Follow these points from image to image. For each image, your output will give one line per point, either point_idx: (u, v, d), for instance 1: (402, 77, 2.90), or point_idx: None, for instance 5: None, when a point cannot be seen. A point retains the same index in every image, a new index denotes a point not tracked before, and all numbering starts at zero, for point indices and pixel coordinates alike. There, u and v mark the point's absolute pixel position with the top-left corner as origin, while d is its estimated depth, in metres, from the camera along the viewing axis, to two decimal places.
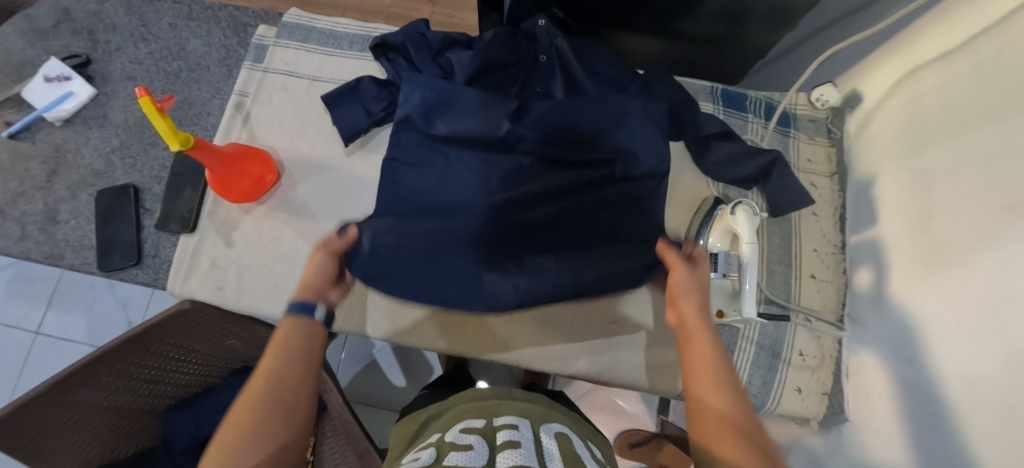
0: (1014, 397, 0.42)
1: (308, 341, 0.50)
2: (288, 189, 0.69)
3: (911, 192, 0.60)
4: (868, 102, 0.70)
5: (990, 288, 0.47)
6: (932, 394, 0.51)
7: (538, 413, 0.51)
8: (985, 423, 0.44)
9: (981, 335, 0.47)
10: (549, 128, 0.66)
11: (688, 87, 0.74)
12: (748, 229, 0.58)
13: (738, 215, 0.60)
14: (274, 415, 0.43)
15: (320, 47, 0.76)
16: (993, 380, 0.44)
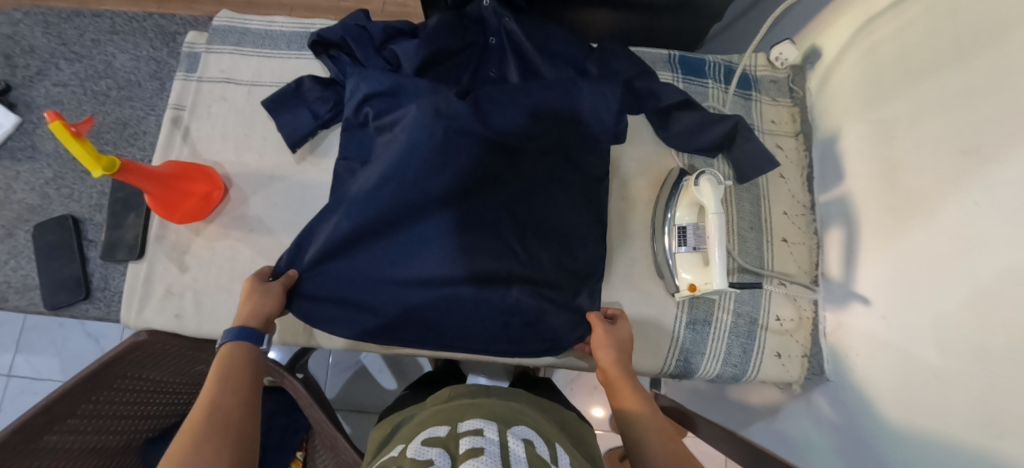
0: (989, 342, 0.42)
1: (246, 361, 0.55)
2: (238, 204, 0.66)
3: (875, 146, 0.59)
4: (826, 57, 0.69)
5: (957, 235, 0.47)
6: (910, 349, 0.51)
7: (507, 412, 0.49)
8: (966, 370, 0.44)
9: (951, 283, 0.47)
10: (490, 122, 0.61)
11: (644, 57, 0.72)
12: (713, 199, 0.57)
13: (703, 186, 0.58)
14: (216, 434, 0.46)
15: (256, 49, 0.72)
16: (970, 330, 0.44)
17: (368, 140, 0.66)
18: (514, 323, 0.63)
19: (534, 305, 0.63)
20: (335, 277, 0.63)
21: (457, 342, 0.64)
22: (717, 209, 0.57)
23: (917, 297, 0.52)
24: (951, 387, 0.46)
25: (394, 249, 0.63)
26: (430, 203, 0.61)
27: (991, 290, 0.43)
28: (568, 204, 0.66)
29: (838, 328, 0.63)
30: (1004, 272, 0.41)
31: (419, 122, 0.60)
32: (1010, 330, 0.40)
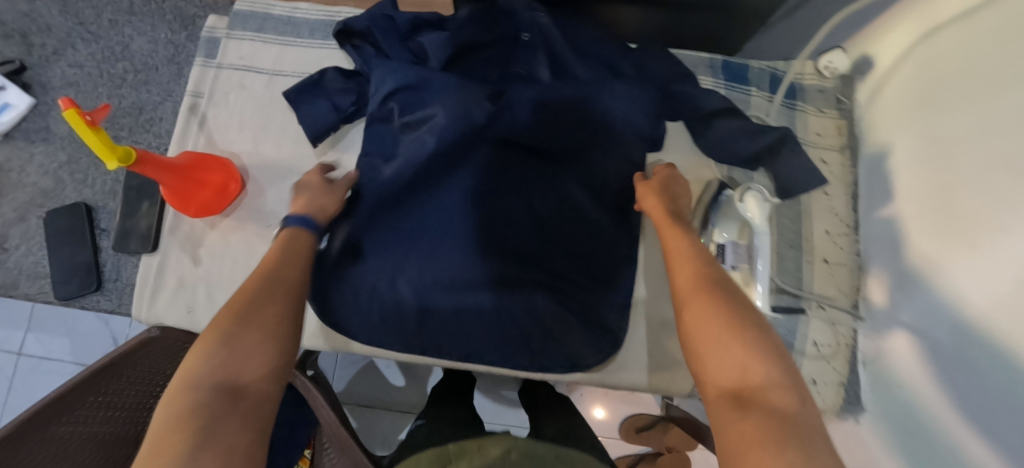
0: None
1: (305, 247, 0.51)
2: (255, 197, 0.64)
3: (931, 166, 0.56)
4: (880, 68, 0.65)
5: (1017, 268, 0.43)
6: (950, 383, 0.48)
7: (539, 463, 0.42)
8: (1011, 416, 0.41)
9: (1004, 319, 0.44)
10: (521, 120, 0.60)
11: (685, 60, 0.68)
12: (760, 216, 0.54)
13: (748, 202, 0.55)
14: (267, 297, 0.43)
15: (278, 37, 0.69)
16: (1011, 371, 0.41)
17: (387, 136, 0.63)
18: (539, 333, 0.60)
19: (560, 313, 0.60)
20: (361, 276, 0.60)
21: (474, 354, 0.62)
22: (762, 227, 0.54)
23: (965, 332, 0.48)
24: (988, 428, 0.43)
25: (412, 258, 0.60)
26: (456, 212, 0.59)
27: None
28: (599, 218, 0.63)
29: (879, 356, 0.59)
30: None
31: (450, 126, 0.59)
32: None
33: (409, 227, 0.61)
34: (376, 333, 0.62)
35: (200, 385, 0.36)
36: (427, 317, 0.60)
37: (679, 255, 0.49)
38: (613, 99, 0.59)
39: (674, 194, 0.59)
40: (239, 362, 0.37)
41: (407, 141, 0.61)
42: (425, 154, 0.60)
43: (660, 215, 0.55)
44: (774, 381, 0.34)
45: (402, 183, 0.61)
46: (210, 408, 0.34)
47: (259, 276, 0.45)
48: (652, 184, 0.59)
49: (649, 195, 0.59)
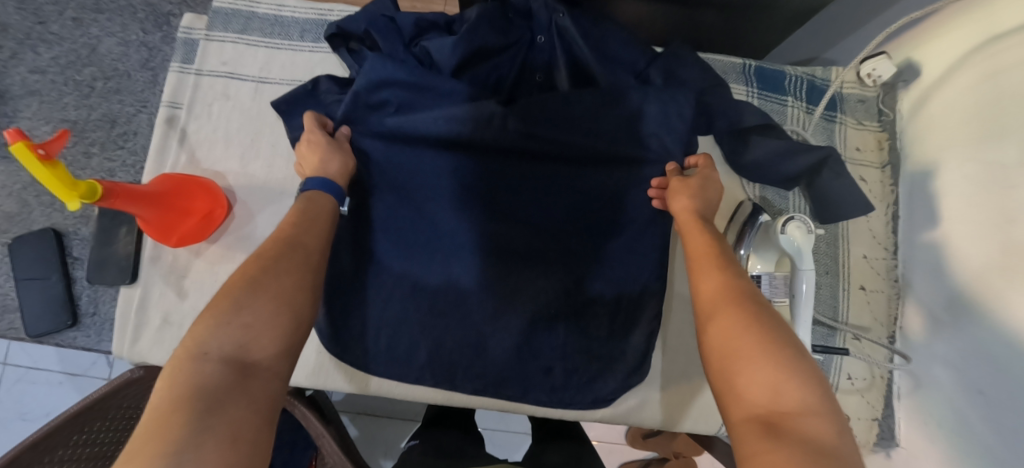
0: None
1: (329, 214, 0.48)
2: (243, 222, 0.58)
3: (986, 191, 0.51)
4: (927, 75, 0.60)
5: None
6: (991, 428, 0.45)
7: None
8: None
9: None
10: (539, 130, 0.55)
11: (715, 66, 0.62)
12: (802, 249, 0.49)
13: (790, 234, 0.50)
14: (287, 265, 0.40)
15: (264, 39, 0.61)
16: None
17: (392, 152, 0.57)
18: (565, 364, 0.56)
19: (585, 344, 0.56)
20: (378, 307, 0.56)
21: (490, 388, 0.55)
22: (807, 262, 0.49)
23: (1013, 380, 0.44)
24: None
25: (424, 284, 0.56)
26: (469, 236, 0.56)
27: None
28: (630, 241, 0.57)
29: (919, 392, 0.56)
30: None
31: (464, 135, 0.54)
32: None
33: (427, 253, 0.57)
34: (385, 367, 0.56)
35: (210, 353, 0.33)
36: (440, 352, 0.55)
37: (710, 260, 0.43)
38: (649, 108, 0.55)
39: (708, 196, 0.52)
40: (253, 333, 0.35)
41: (428, 161, 0.57)
42: (440, 177, 0.57)
43: (690, 225, 0.49)
44: (805, 397, 0.30)
45: (410, 206, 0.57)
46: (216, 384, 0.30)
47: (276, 242, 0.42)
48: (687, 182, 0.52)
49: (682, 202, 0.51)
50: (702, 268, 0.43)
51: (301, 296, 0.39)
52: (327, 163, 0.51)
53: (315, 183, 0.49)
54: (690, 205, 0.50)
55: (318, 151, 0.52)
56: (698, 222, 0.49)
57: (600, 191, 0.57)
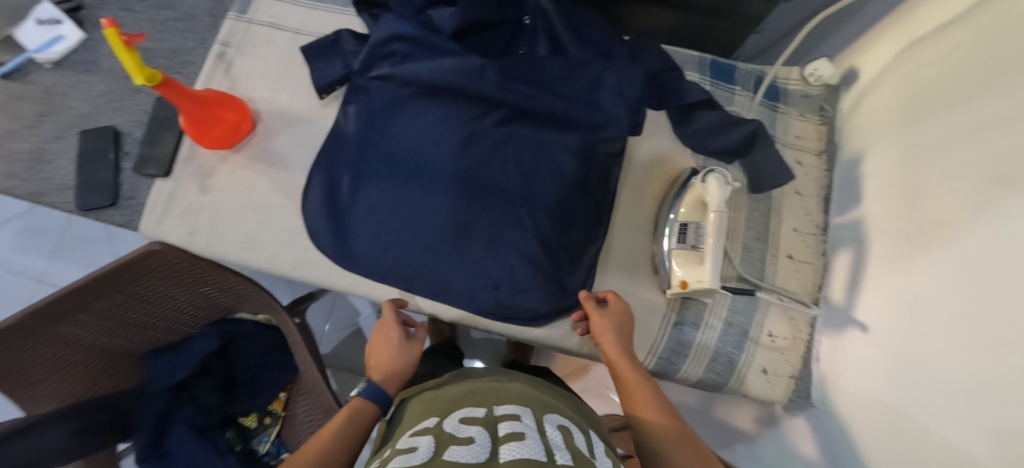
0: (985, 373, 0.41)
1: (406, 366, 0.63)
2: (263, 140, 0.70)
3: (901, 168, 0.58)
4: (863, 79, 0.68)
5: (968, 265, 0.46)
6: (910, 378, 0.49)
7: (538, 400, 0.51)
8: (957, 402, 0.43)
9: (957, 313, 0.46)
10: (510, 79, 0.66)
11: (675, 56, 0.72)
12: (719, 195, 0.56)
13: (710, 183, 0.58)
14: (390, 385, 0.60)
15: (305, 0, 0.75)
16: (968, 364, 0.43)
17: (390, 93, 0.68)
18: (511, 283, 0.64)
19: (528, 265, 0.64)
20: (367, 215, 0.66)
21: (443, 293, 0.65)
22: (721, 207, 0.56)
23: (919, 326, 0.50)
24: (938, 421, 0.45)
25: (402, 201, 0.66)
26: (448, 167, 0.67)
27: (992, 326, 0.41)
28: (581, 189, 0.66)
29: (832, 351, 0.62)
30: (1005, 305, 0.41)
31: (450, 77, 0.66)
32: (1006, 363, 0.39)
33: (408, 177, 0.67)
34: (359, 263, 0.66)
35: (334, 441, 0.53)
36: (406, 258, 0.65)
37: (631, 369, 0.55)
38: (607, 78, 0.66)
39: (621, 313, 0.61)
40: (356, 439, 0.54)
41: (420, 105, 0.68)
42: (432, 117, 0.68)
43: (607, 332, 0.58)
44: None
45: (406, 139, 0.68)
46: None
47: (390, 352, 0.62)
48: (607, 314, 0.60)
49: (602, 317, 0.60)
50: (629, 382, 0.54)
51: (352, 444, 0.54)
52: (389, 335, 0.64)
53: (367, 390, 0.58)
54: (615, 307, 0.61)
55: (384, 328, 0.65)
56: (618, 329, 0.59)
57: (555, 149, 0.67)
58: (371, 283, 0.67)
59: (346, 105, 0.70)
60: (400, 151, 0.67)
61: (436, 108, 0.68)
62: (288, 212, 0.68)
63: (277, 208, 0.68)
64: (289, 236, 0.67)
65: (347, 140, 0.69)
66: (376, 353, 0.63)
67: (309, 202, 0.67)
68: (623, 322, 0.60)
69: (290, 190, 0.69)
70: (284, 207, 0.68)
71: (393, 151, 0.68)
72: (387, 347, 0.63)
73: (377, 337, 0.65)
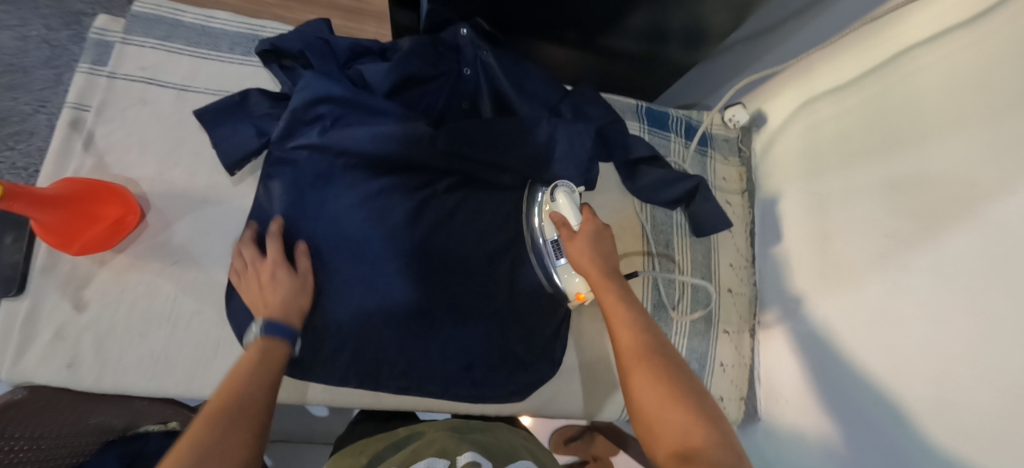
0: (900, 401, 0.52)
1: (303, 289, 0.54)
2: (159, 230, 0.56)
3: (811, 213, 0.67)
4: (771, 123, 0.76)
5: (878, 307, 0.56)
6: (839, 405, 0.59)
7: (500, 449, 0.47)
8: (881, 422, 0.54)
9: (873, 345, 0.56)
10: (462, 135, 0.61)
11: (614, 105, 0.74)
12: (570, 212, 0.57)
13: (560, 198, 0.59)
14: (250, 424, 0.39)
15: (188, 47, 0.61)
16: (890, 392, 0.53)
17: (322, 165, 0.59)
18: (487, 360, 0.62)
19: (500, 337, 0.62)
20: (318, 310, 0.58)
21: (416, 384, 0.60)
22: (580, 220, 0.56)
23: (844, 354, 0.60)
24: (864, 437, 0.55)
25: (352, 290, 0.59)
26: (404, 250, 0.61)
27: (909, 359, 0.52)
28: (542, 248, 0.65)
29: (769, 370, 0.71)
30: (920, 344, 0.51)
31: (398, 138, 0.59)
32: (926, 391, 0.50)
33: (358, 261, 0.59)
34: (310, 369, 0.58)
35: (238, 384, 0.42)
36: (371, 351, 0.59)
37: (620, 308, 0.49)
38: (558, 138, 0.65)
39: (608, 246, 0.55)
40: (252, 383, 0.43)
41: (360, 180, 0.61)
42: (371, 190, 0.61)
43: (580, 256, 0.53)
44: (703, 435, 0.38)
45: (347, 221, 0.60)
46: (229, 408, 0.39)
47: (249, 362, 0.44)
48: (579, 239, 0.54)
49: (575, 244, 0.54)
50: (615, 318, 0.49)
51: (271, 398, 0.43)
52: (278, 274, 0.53)
53: (274, 330, 0.48)
54: (586, 233, 0.54)
55: (269, 268, 0.53)
56: (592, 249, 0.54)
57: (515, 217, 0.66)
58: (330, 388, 0.60)
59: (267, 181, 0.59)
60: (346, 232, 0.59)
61: (383, 179, 0.61)
62: (208, 318, 0.56)
63: (190, 315, 0.55)
64: (213, 348, 0.55)
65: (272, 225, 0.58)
66: (264, 292, 0.52)
67: (231, 305, 0.55)
68: (603, 246, 0.54)
69: (205, 289, 0.56)
70: (200, 313, 0.55)
71: (340, 232, 0.60)
72: (275, 285, 0.52)
73: (259, 271, 0.53)
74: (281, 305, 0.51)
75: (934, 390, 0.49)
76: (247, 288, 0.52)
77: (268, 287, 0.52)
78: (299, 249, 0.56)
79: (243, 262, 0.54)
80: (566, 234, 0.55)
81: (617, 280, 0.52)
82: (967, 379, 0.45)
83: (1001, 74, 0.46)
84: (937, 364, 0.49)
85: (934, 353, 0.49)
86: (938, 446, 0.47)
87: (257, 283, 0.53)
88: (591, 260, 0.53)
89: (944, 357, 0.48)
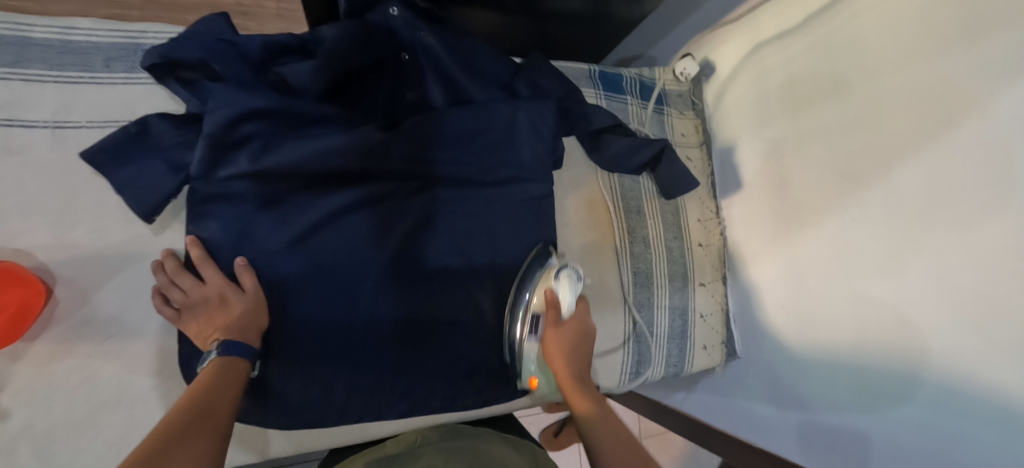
0: (862, 328, 0.55)
1: (255, 311, 0.49)
2: (78, 304, 0.47)
3: (767, 160, 0.69)
4: (721, 72, 0.76)
5: (835, 244, 0.58)
6: (806, 339, 0.63)
7: (487, 459, 0.44)
8: (846, 349, 0.57)
9: (832, 279, 0.59)
10: (418, 139, 0.57)
11: (568, 73, 0.70)
12: (569, 298, 0.56)
13: (562, 281, 0.57)
14: (193, 432, 0.37)
15: (50, 71, 0.50)
16: (854, 321, 0.56)
17: (261, 196, 0.52)
18: (484, 364, 0.60)
19: (494, 337, 0.61)
20: (296, 352, 0.53)
21: (417, 404, 0.57)
22: (570, 310, 0.57)
23: (808, 292, 0.63)
24: (834, 366, 0.59)
25: (329, 321, 0.54)
26: (373, 270, 0.56)
27: (869, 290, 0.54)
28: (517, 237, 0.62)
29: (741, 311, 0.75)
30: (877, 274, 0.53)
31: (347, 148, 0.52)
32: (885, 318, 0.52)
33: (324, 290, 0.54)
34: (299, 416, 0.53)
35: (200, 403, 0.40)
36: (357, 382, 0.55)
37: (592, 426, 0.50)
38: (519, 122, 0.60)
39: (584, 350, 0.57)
40: (209, 409, 0.40)
41: (309, 203, 0.53)
42: (327, 212, 0.54)
43: (559, 352, 0.55)
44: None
45: (310, 256, 0.54)
46: (180, 423, 0.37)
47: (205, 386, 0.42)
48: (563, 330, 0.56)
49: (559, 336, 0.55)
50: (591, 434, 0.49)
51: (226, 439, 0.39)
52: (227, 297, 0.48)
53: (232, 348, 0.45)
54: (569, 329, 0.56)
55: (214, 291, 0.48)
56: (569, 348, 0.55)
57: (485, 212, 0.61)
58: (326, 430, 0.56)
59: (198, 220, 0.51)
60: (304, 260, 0.53)
61: (333, 196, 0.54)
62: (167, 392, 0.48)
63: (143, 394, 0.48)
64: None
65: (225, 272, 0.51)
66: (215, 317, 0.48)
67: (190, 371, 0.48)
68: (580, 349, 0.56)
69: (153, 361, 0.49)
70: (154, 390, 0.48)
71: (302, 262, 0.53)
72: (229, 308, 0.48)
73: (203, 294, 0.48)
74: (237, 326, 0.47)
75: (892, 314, 0.52)
76: (191, 313, 0.48)
77: (216, 315, 0.48)
78: (239, 265, 0.50)
79: (176, 288, 0.48)
80: (551, 321, 0.56)
81: (590, 388, 0.53)
82: (923, 300, 0.49)
83: (946, 14, 0.47)
84: (894, 290, 0.51)
85: (890, 281, 0.52)
86: (900, 365, 0.51)
87: (203, 306, 0.48)
88: (576, 378, 0.54)
89: (902, 286, 0.51)
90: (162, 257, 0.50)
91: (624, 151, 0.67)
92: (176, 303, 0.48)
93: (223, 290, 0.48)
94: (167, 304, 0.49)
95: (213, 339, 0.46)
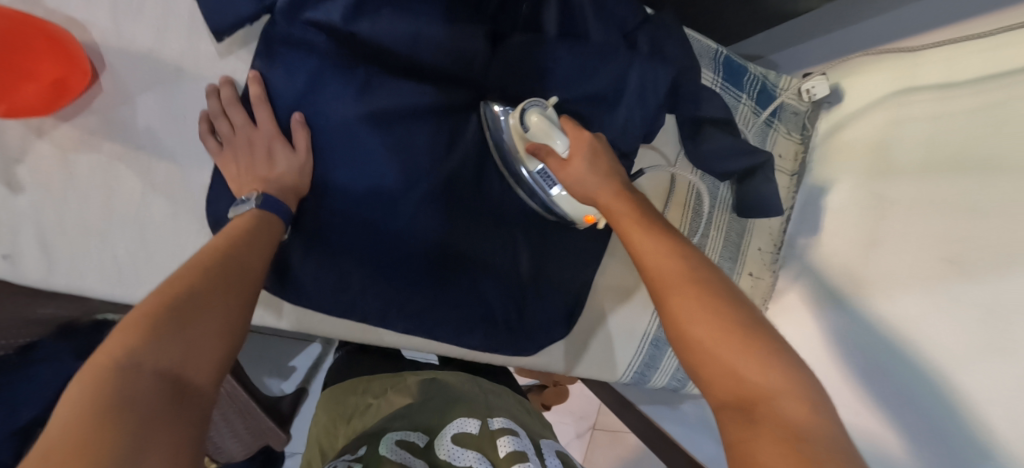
0: (924, 413, 0.52)
1: (299, 176, 0.45)
2: (117, 101, 0.43)
3: (863, 212, 0.63)
4: (849, 105, 0.68)
5: (908, 326, 0.54)
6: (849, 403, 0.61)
7: (525, 422, 0.48)
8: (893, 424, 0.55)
9: (899, 358, 0.55)
10: (520, 57, 0.50)
11: (694, 46, 0.62)
12: (553, 135, 0.47)
13: (537, 123, 0.48)
14: (216, 287, 0.32)
15: None
16: (902, 399, 0.54)
17: (343, 58, 0.47)
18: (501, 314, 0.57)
19: (518, 287, 0.58)
20: (332, 236, 0.50)
21: (424, 329, 0.54)
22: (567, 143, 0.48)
23: (868, 363, 0.59)
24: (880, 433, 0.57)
25: (367, 216, 0.51)
26: (428, 181, 0.52)
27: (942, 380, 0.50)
28: None
29: None
30: (959, 371, 0.49)
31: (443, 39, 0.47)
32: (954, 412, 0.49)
33: (368, 182, 0.50)
34: (309, 299, 0.50)
35: (231, 260, 0.35)
36: (375, 286, 0.52)
37: (627, 216, 0.44)
38: (630, 78, 0.54)
39: (607, 169, 0.47)
40: (239, 269, 0.35)
41: (387, 84, 0.48)
42: (402, 102, 0.49)
43: (585, 177, 0.47)
44: (767, 371, 0.31)
45: (371, 143, 0.49)
46: (207, 275, 0.32)
47: (237, 242, 0.37)
48: (575, 162, 0.47)
49: (572, 165, 0.47)
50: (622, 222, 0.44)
51: (246, 309, 0.33)
52: (275, 149, 0.44)
53: (268, 203, 0.42)
54: (584, 153, 0.47)
55: (263, 139, 0.44)
56: (593, 176, 0.47)
57: None
58: (330, 322, 0.53)
59: (267, 61, 0.46)
60: (371, 144, 0.49)
61: (415, 89, 0.49)
62: (185, 225, 0.45)
63: (161, 218, 0.45)
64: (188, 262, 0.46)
65: (280, 123, 0.47)
66: (257, 166, 0.44)
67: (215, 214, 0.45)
68: (606, 166, 0.48)
69: (179, 189, 0.45)
70: (173, 217, 0.45)
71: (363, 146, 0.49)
72: (274, 162, 0.44)
73: (251, 138, 0.44)
74: (278, 184, 0.43)
75: (954, 403, 0.49)
76: (232, 153, 0.44)
77: (259, 165, 0.44)
78: (295, 121, 0.46)
79: (225, 121, 0.44)
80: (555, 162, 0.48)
81: (627, 199, 0.45)
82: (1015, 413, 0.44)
83: None
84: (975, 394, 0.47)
85: (968, 375, 0.48)
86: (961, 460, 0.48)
87: (247, 150, 0.44)
88: (602, 184, 0.46)
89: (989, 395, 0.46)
90: (218, 84, 0.45)
91: (721, 152, 0.60)
92: (220, 137, 0.44)
93: (272, 141, 0.44)
94: (210, 134, 0.45)
95: (250, 187, 0.43)
